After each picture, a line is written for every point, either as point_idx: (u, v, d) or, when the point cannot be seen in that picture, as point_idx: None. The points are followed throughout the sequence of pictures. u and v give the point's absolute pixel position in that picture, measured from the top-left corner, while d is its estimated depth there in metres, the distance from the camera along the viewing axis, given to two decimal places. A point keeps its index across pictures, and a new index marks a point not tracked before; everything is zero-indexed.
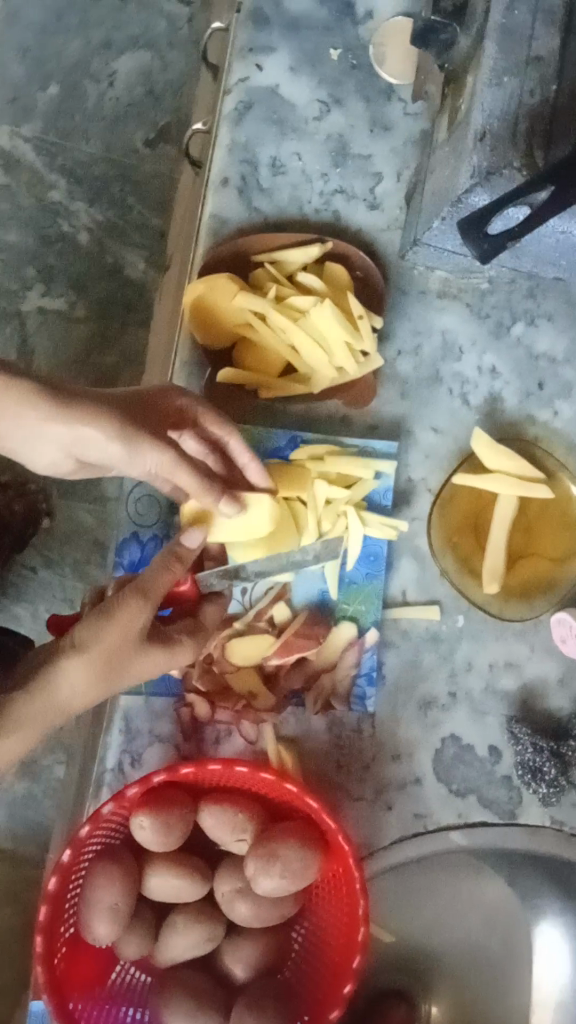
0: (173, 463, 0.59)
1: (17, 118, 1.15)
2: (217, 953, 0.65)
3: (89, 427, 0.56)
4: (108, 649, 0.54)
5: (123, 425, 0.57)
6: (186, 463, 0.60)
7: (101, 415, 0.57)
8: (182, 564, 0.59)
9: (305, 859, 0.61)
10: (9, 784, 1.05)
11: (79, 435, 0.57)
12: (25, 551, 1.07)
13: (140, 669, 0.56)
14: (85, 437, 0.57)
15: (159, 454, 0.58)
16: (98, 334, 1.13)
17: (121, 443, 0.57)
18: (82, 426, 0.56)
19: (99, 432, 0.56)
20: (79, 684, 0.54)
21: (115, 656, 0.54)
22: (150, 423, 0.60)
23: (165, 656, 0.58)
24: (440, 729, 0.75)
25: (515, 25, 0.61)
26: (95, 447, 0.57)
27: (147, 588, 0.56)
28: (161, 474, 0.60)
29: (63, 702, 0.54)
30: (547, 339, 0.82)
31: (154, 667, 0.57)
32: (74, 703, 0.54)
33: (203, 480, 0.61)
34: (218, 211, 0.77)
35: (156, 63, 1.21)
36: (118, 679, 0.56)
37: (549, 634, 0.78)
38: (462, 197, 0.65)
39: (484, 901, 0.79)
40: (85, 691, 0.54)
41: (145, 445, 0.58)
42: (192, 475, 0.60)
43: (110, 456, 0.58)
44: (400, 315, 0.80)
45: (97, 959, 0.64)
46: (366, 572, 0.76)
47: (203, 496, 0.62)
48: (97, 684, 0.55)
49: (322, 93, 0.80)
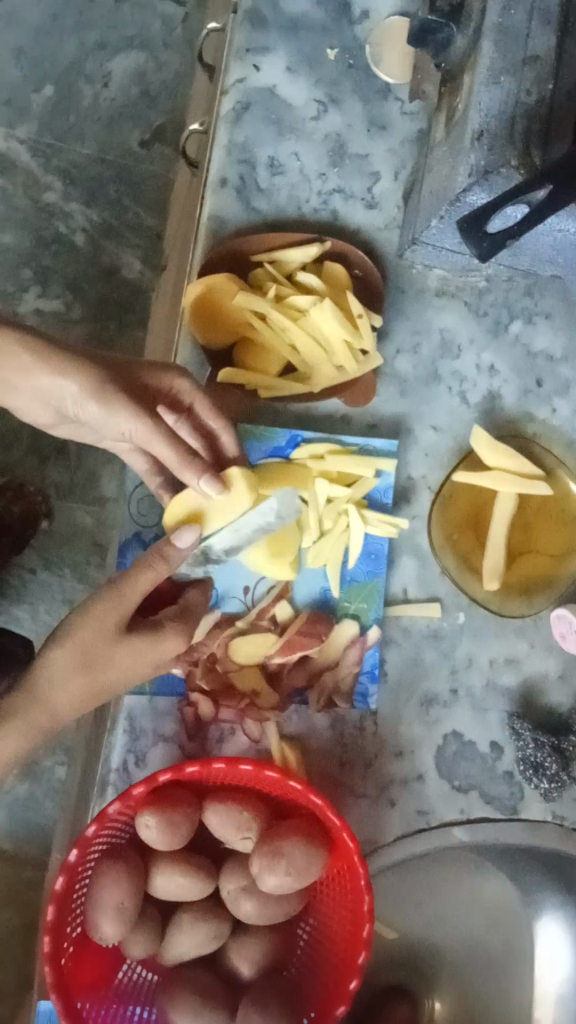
0: (145, 428, 0.60)
1: (12, 119, 1.15)
2: (223, 951, 0.66)
3: (65, 376, 0.60)
4: (83, 640, 0.60)
5: (98, 383, 0.60)
6: (162, 430, 0.60)
7: (81, 368, 0.60)
8: (166, 563, 0.61)
9: (310, 856, 0.62)
10: (10, 786, 1.05)
11: (56, 384, 0.60)
12: (24, 552, 1.06)
13: (118, 661, 0.60)
14: (61, 387, 0.60)
15: (135, 417, 0.60)
16: (95, 335, 1.13)
17: (93, 396, 0.60)
18: (61, 374, 0.60)
19: (75, 384, 0.60)
20: (61, 679, 0.60)
21: (89, 647, 0.60)
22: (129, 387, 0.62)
23: (145, 646, 0.61)
24: (442, 726, 0.75)
25: (512, 24, 0.61)
26: (71, 399, 0.61)
27: (121, 588, 0.60)
28: (139, 442, 0.61)
29: (49, 696, 0.60)
30: (545, 337, 0.83)
31: (128, 654, 0.60)
32: (60, 701, 0.60)
33: (181, 452, 0.61)
34: (217, 211, 0.77)
35: (151, 63, 1.21)
36: (99, 673, 0.60)
37: (550, 630, 0.78)
38: (460, 197, 0.65)
39: (485, 899, 0.80)
40: (69, 687, 0.60)
41: (118, 405, 0.60)
42: (169, 445, 0.60)
43: (86, 409, 0.61)
44: (399, 314, 0.81)
45: (103, 959, 0.64)
46: (367, 570, 0.76)
47: (182, 470, 0.62)
48: (77, 676, 0.60)
49: (319, 93, 0.80)
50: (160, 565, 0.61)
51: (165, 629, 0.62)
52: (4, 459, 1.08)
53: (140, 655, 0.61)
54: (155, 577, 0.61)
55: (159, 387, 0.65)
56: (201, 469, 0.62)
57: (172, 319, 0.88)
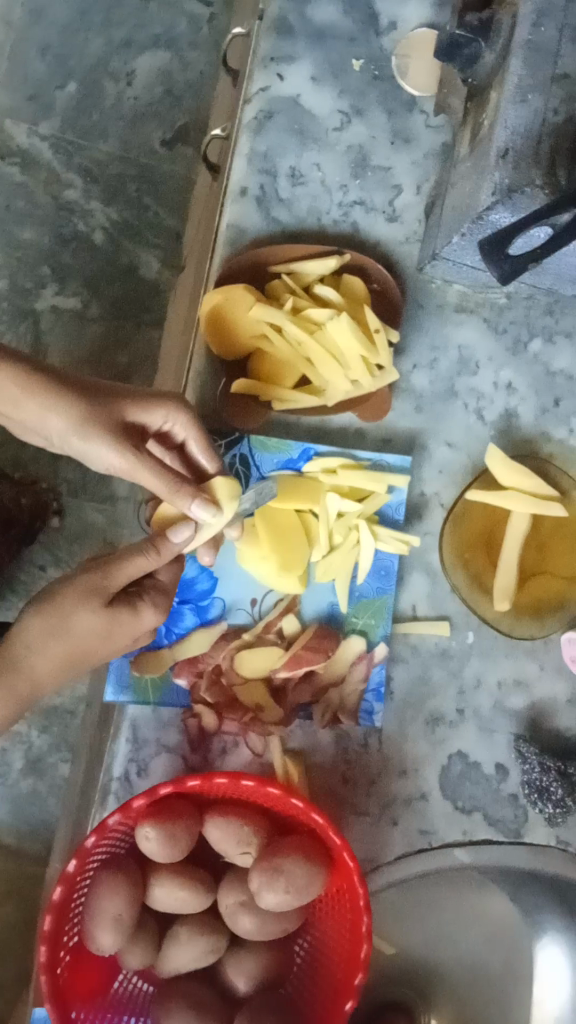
0: (132, 464, 0.59)
1: (35, 115, 1.15)
2: (220, 965, 0.66)
3: (51, 410, 0.61)
4: (63, 608, 0.60)
5: (83, 417, 0.60)
6: (148, 462, 0.59)
7: (66, 404, 0.61)
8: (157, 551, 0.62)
9: (310, 873, 0.61)
10: (13, 782, 1.05)
11: (43, 417, 0.61)
12: (34, 550, 1.06)
13: (94, 628, 0.60)
14: (48, 420, 0.61)
15: (117, 452, 0.60)
16: (112, 334, 1.13)
17: (76, 433, 0.60)
18: (48, 409, 0.61)
19: (60, 420, 0.61)
20: (38, 646, 0.60)
21: (68, 613, 0.60)
22: (115, 419, 0.61)
23: (124, 621, 0.61)
24: (448, 745, 0.75)
25: (541, 40, 0.60)
26: (59, 432, 0.61)
27: (110, 564, 0.61)
28: (123, 473, 0.61)
29: (27, 663, 0.60)
30: (564, 356, 0.82)
31: (106, 636, 0.61)
32: (38, 669, 0.60)
33: (166, 480, 0.59)
34: (237, 221, 0.77)
35: (176, 64, 1.21)
36: (75, 639, 0.60)
37: (559, 652, 0.78)
38: (484, 215, 0.64)
39: (488, 916, 0.79)
40: (46, 653, 0.60)
41: (103, 441, 0.60)
42: (154, 475, 0.59)
43: (73, 444, 0.61)
44: (417, 328, 0.80)
45: (100, 968, 0.64)
46: (376, 586, 0.76)
47: (173, 498, 0.60)
48: (53, 643, 0.60)
49: (343, 103, 0.80)
50: (151, 553, 0.61)
51: (143, 604, 0.63)
52: (17, 456, 1.08)
53: (117, 629, 0.61)
54: (147, 564, 0.62)
55: (147, 419, 0.63)
56: (191, 494, 0.60)
57: (188, 327, 0.88)
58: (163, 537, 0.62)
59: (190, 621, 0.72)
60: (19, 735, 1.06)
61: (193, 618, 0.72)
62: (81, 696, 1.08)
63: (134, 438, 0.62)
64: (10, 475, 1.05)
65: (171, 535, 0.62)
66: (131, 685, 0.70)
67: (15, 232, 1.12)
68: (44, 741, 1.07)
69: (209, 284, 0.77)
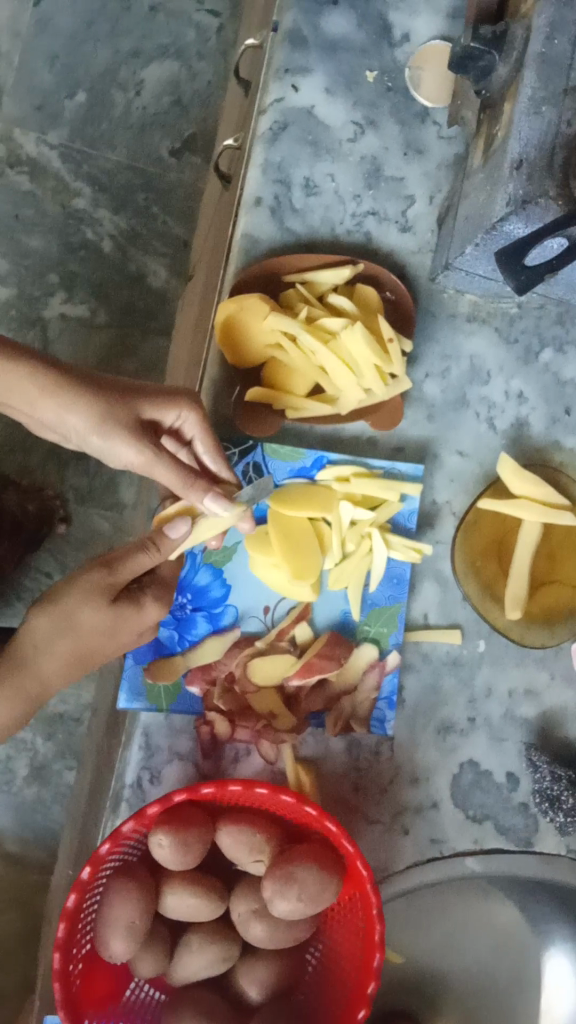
0: (148, 459, 0.61)
1: (44, 124, 1.16)
2: (231, 973, 0.65)
3: (70, 409, 0.62)
4: (66, 606, 0.61)
5: (102, 415, 0.61)
6: (164, 458, 0.61)
7: (83, 400, 0.61)
8: (156, 551, 0.62)
9: (323, 881, 0.61)
10: (18, 788, 1.05)
11: (62, 415, 0.62)
12: (40, 556, 1.06)
13: (99, 625, 0.61)
14: (65, 416, 0.62)
15: (136, 449, 0.61)
16: (120, 342, 1.13)
17: (96, 431, 0.62)
18: (66, 406, 0.61)
19: (78, 416, 0.61)
20: (46, 644, 0.61)
21: (71, 610, 0.61)
22: (130, 414, 0.62)
23: (129, 617, 0.62)
24: (458, 754, 0.75)
25: (554, 54, 0.60)
26: (76, 429, 0.63)
27: (111, 560, 0.62)
28: (141, 468, 0.63)
29: (35, 663, 0.61)
30: (575, 366, 0.83)
31: (113, 631, 0.62)
32: (47, 665, 0.61)
33: (183, 475, 0.61)
34: (250, 230, 0.78)
35: (184, 73, 1.21)
36: (81, 636, 0.61)
37: (570, 662, 0.78)
38: (498, 225, 0.65)
39: (494, 925, 0.78)
40: (54, 653, 0.61)
41: (120, 437, 0.61)
42: (171, 473, 0.61)
43: (90, 440, 0.63)
44: (428, 337, 0.81)
45: (112, 975, 0.64)
46: (389, 595, 0.76)
47: (185, 494, 0.62)
48: (61, 640, 0.61)
49: (357, 114, 0.80)
50: (152, 551, 0.62)
51: (145, 599, 0.64)
52: (23, 463, 1.08)
53: (122, 624, 0.62)
54: (147, 563, 0.62)
55: (160, 413, 0.64)
56: (203, 487, 0.62)
57: (198, 334, 0.88)
58: (162, 534, 0.62)
59: (203, 628, 0.72)
60: (23, 742, 1.06)
61: (206, 625, 0.73)
62: (86, 703, 1.07)
63: (150, 434, 0.63)
64: (16, 481, 1.05)
65: (168, 533, 0.62)
66: (144, 692, 0.70)
67: (23, 240, 1.13)
68: (49, 748, 1.06)
69: (222, 292, 0.77)
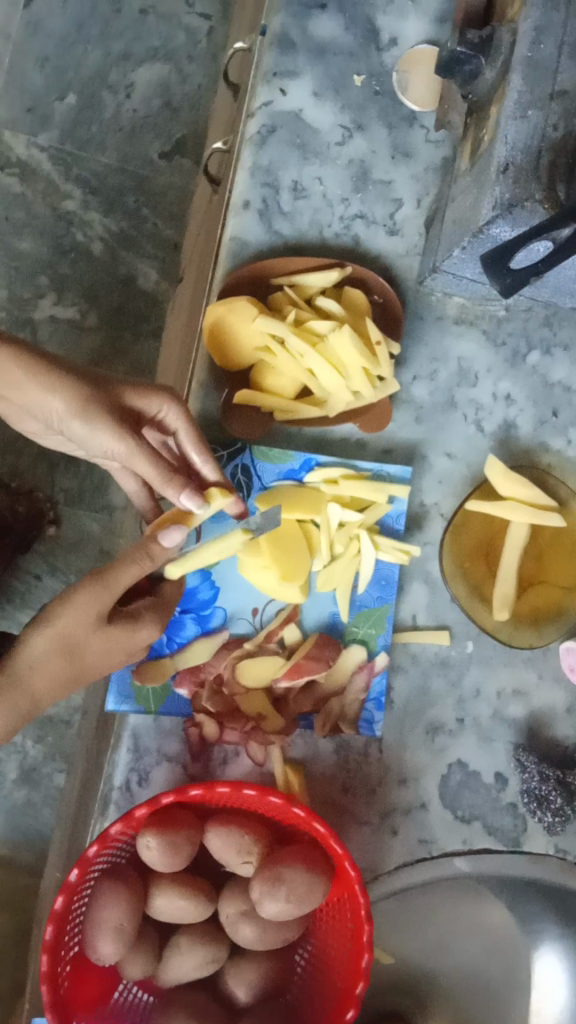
0: (127, 448, 0.61)
1: (34, 126, 1.16)
2: (220, 975, 0.65)
3: (53, 394, 0.62)
4: (63, 627, 0.60)
5: (84, 403, 0.62)
6: (144, 448, 0.61)
7: (68, 388, 0.62)
8: (151, 560, 0.62)
9: (311, 882, 0.61)
10: (8, 791, 1.05)
11: (44, 401, 0.62)
12: (30, 558, 1.06)
13: (94, 645, 0.61)
14: (48, 402, 0.62)
15: (117, 439, 0.61)
16: (111, 344, 1.13)
17: (78, 417, 0.62)
18: (49, 391, 0.62)
19: (61, 401, 0.62)
20: (41, 664, 0.60)
21: (68, 630, 0.60)
22: (113, 404, 0.63)
23: (122, 637, 0.62)
24: (447, 755, 0.75)
25: (541, 59, 0.61)
26: (58, 415, 0.62)
27: (108, 577, 0.61)
28: (122, 459, 0.63)
29: (29, 682, 0.59)
30: (562, 368, 0.83)
31: (107, 652, 0.62)
32: (39, 681, 0.60)
33: (162, 469, 0.62)
34: (238, 233, 0.78)
35: (174, 76, 1.22)
36: (77, 655, 0.61)
37: (558, 662, 0.79)
38: (484, 228, 0.65)
39: (483, 925, 0.78)
40: (49, 672, 0.60)
41: (101, 424, 0.62)
42: (151, 465, 0.61)
43: (72, 428, 0.63)
44: (417, 339, 0.81)
45: (100, 978, 0.64)
46: (377, 596, 0.76)
47: (163, 489, 0.63)
48: (58, 660, 0.60)
49: (345, 118, 0.81)
50: (144, 559, 0.62)
51: (139, 621, 0.64)
52: (13, 465, 1.08)
53: (116, 645, 0.62)
54: (139, 572, 0.62)
55: (144, 406, 0.65)
56: (183, 485, 0.63)
57: (187, 337, 0.88)
58: (155, 543, 0.62)
59: (192, 630, 0.72)
60: (14, 745, 1.05)
61: (195, 627, 0.73)
62: (76, 706, 1.07)
63: (132, 425, 0.63)
64: (6, 483, 1.05)
65: (161, 539, 0.62)
66: (132, 695, 0.70)
67: (14, 243, 1.13)
68: (39, 750, 1.06)
69: (210, 295, 0.78)
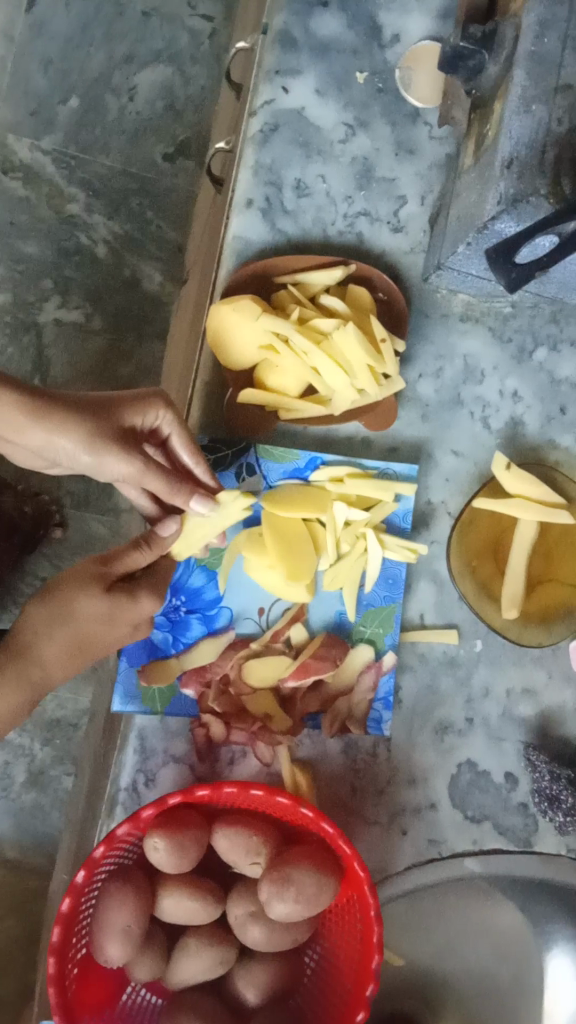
0: (139, 470, 0.62)
1: (38, 130, 1.16)
2: (229, 977, 0.65)
3: (57, 433, 0.60)
4: (65, 594, 0.62)
5: (89, 433, 0.61)
6: (154, 467, 0.63)
7: (74, 425, 0.61)
8: (151, 549, 0.65)
9: (320, 884, 0.61)
10: (16, 795, 1.05)
11: (49, 439, 0.61)
12: (37, 561, 1.06)
13: (97, 611, 0.62)
14: (53, 441, 0.61)
15: (126, 464, 0.62)
16: (115, 346, 1.14)
17: (86, 451, 0.61)
18: (55, 431, 0.60)
19: (68, 440, 0.61)
20: (45, 630, 0.61)
21: (69, 597, 0.61)
22: (114, 427, 0.63)
23: (123, 609, 0.63)
24: (456, 755, 0.75)
25: (545, 53, 0.60)
26: (65, 453, 0.62)
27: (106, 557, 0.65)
28: (131, 480, 0.64)
29: (36, 648, 0.60)
30: (569, 365, 0.83)
31: (110, 628, 0.63)
32: (48, 655, 0.61)
33: (171, 482, 0.64)
34: (242, 233, 0.78)
35: (177, 78, 1.22)
36: (81, 622, 0.61)
37: (567, 661, 0.78)
38: (489, 223, 0.65)
39: (496, 930, 0.77)
40: (55, 637, 0.61)
41: (109, 454, 0.62)
42: (158, 479, 0.63)
43: (79, 460, 0.62)
44: (422, 337, 0.81)
45: (108, 980, 0.63)
46: (384, 594, 0.76)
47: (172, 497, 0.65)
48: (60, 626, 0.61)
49: (348, 116, 0.81)
50: (145, 550, 0.65)
51: (139, 591, 0.65)
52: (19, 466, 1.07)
53: (120, 617, 0.63)
54: (140, 560, 0.65)
55: (141, 421, 0.65)
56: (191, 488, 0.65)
57: (192, 337, 0.88)
58: (153, 534, 0.66)
59: (198, 629, 0.72)
60: (22, 748, 1.05)
61: (201, 626, 0.72)
62: (84, 709, 1.07)
63: (134, 442, 0.64)
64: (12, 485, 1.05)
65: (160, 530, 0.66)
66: (139, 695, 0.69)
67: (18, 246, 1.13)
68: (47, 752, 1.06)
69: (215, 294, 0.77)
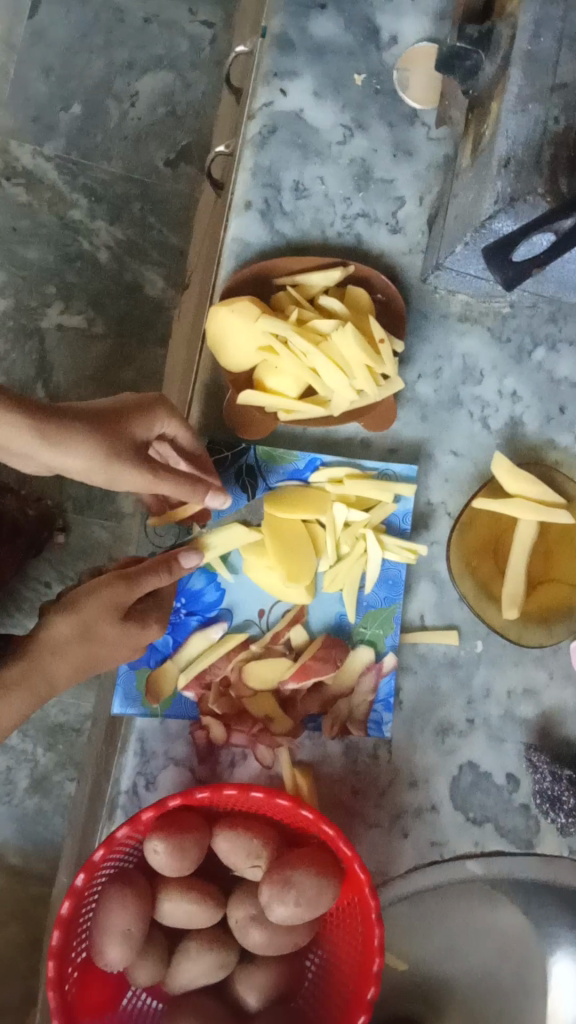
0: (153, 479, 0.63)
1: (39, 136, 1.16)
2: (230, 980, 0.64)
3: (71, 451, 0.59)
4: (87, 615, 0.61)
5: (102, 448, 0.60)
6: (166, 475, 0.63)
7: (83, 441, 0.59)
8: (171, 572, 0.64)
9: (321, 887, 0.60)
10: (19, 800, 1.05)
11: (62, 458, 0.59)
12: (39, 566, 1.06)
13: (111, 639, 0.62)
14: (65, 459, 0.59)
15: (141, 475, 0.62)
16: (117, 350, 1.14)
17: (101, 467, 0.60)
18: (68, 450, 0.59)
19: (81, 458, 0.59)
20: (60, 647, 0.60)
21: (89, 618, 0.61)
22: (124, 438, 0.62)
23: (134, 634, 0.63)
24: (457, 756, 0.75)
25: (541, 52, 0.60)
26: (78, 470, 0.60)
27: (132, 573, 0.63)
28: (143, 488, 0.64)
29: (48, 664, 0.60)
30: (568, 364, 0.83)
31: (121, 649, 0.63)
32: (58, 671, 0.61)
33: (183, 485, 0.64)
34: (241, 235, 0.78)
35: (178, 83, 1.22)
36: (96, 646, 0.61)
37: (568, 660, 0.78)
38: (487, 223, 0.64)
39: (498, 930, 0.76)
40: (67, 654, 0.61)
41: (124, 468, 0.61)
42: (172, 485, 0.64)
43: (91, 476, 0.61)
44: (421, 337, 0.81)
45: (109, 983, 0.63)
46: (385, 595, 0.75)
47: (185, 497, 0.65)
48: (76, 646, 0.61)
49: (345, 117, 0.81)
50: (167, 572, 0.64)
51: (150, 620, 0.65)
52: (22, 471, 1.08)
53: (129, 642, 0.63)
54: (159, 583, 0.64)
55: (148, 429, 0.64)
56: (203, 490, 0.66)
57: (192, 340, 0.88)
58: (175, 557, 0.65)
59: (198, 631, 0.72)
60: (24, 753, 1.05)
61: (201, 628, 0.72)
62: (86, 714, 1.07)
63: (143, 450, 0.63)
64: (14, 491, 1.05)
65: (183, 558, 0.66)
66: (139, 697, 0.69)
67: (19, 251, 1.13)
68: (50, 757, 1.06)
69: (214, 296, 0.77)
